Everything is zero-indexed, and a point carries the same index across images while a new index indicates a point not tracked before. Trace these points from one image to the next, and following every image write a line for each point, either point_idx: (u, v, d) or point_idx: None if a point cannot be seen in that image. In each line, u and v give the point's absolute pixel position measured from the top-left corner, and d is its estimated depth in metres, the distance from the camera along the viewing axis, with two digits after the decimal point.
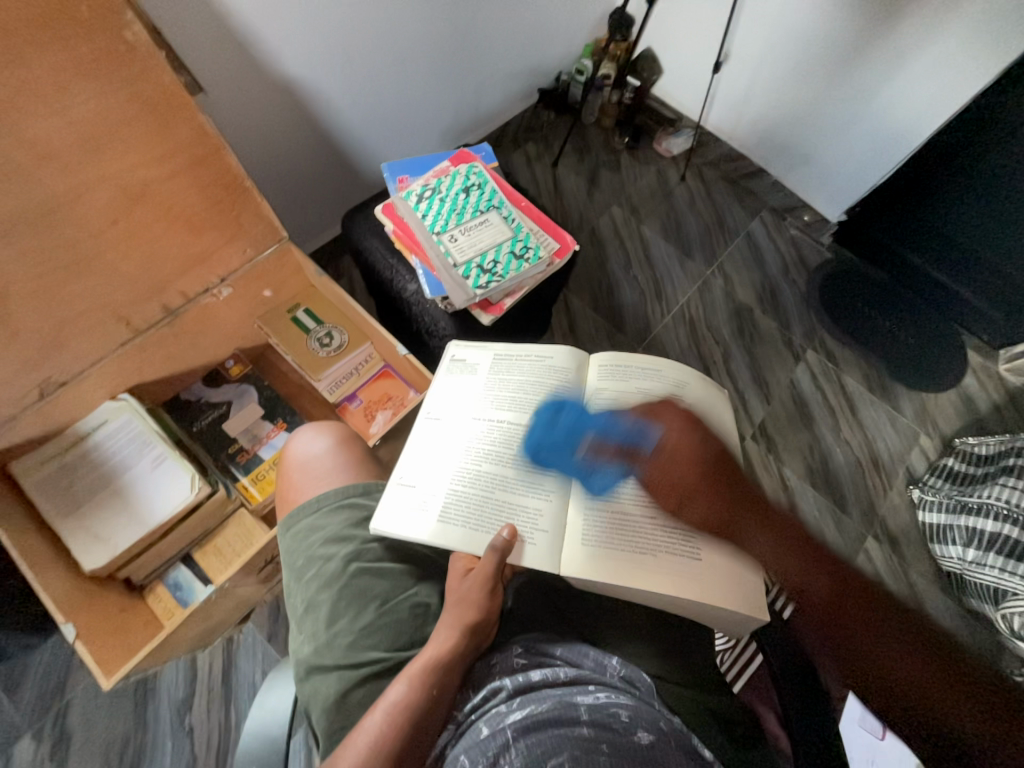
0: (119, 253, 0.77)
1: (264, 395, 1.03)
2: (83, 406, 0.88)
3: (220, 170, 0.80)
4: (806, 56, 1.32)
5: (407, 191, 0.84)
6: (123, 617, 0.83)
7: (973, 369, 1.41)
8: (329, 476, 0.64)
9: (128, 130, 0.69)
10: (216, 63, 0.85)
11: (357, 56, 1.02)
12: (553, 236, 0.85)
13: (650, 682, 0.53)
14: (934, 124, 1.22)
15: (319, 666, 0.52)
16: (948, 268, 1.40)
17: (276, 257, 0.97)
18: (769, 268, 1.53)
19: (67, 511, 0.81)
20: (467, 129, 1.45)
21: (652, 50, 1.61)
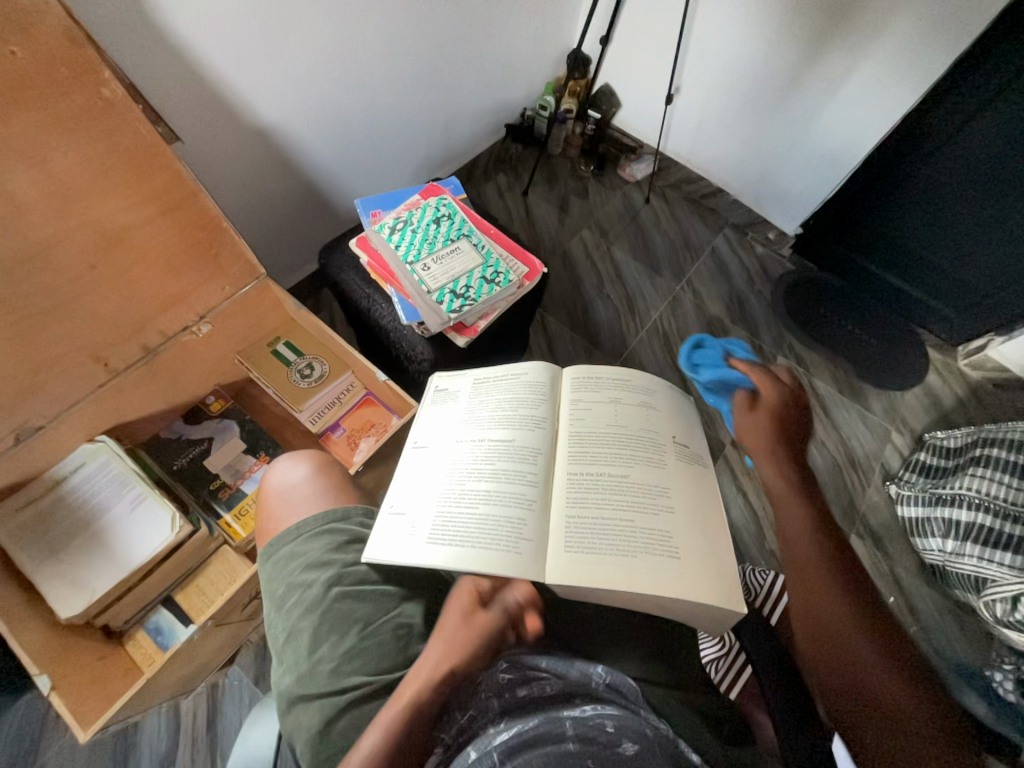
0: (97, 297, 0.79)
1: (245, 430, 1.04)
2: (59, 450, 0.87)
3: (198, 213, 0.83)
4: (749, 87, 1.43)
5: (380, 224, 0.87)
6: (101, 666, 0.80)
7: (934, 366, 1.48)
8: (308, 502, 0.64)
9: (106, 180, 0.72)
10: (191, 114, 0.89)
11: (328, 101, 1.07)
12: (522, 260, 0.89)
13: (636, 687, 0.54)
14: (869, 143, 1.32)
15: (302, 696, 0.51)
16: (900, 272, 1.48)
17: (256, 293, 1.00)
18: (735, 281, 1.60)
19: (43, 559, 0.80)
20: (439, 164, 1.51)
21: (609, 86, 1.72)
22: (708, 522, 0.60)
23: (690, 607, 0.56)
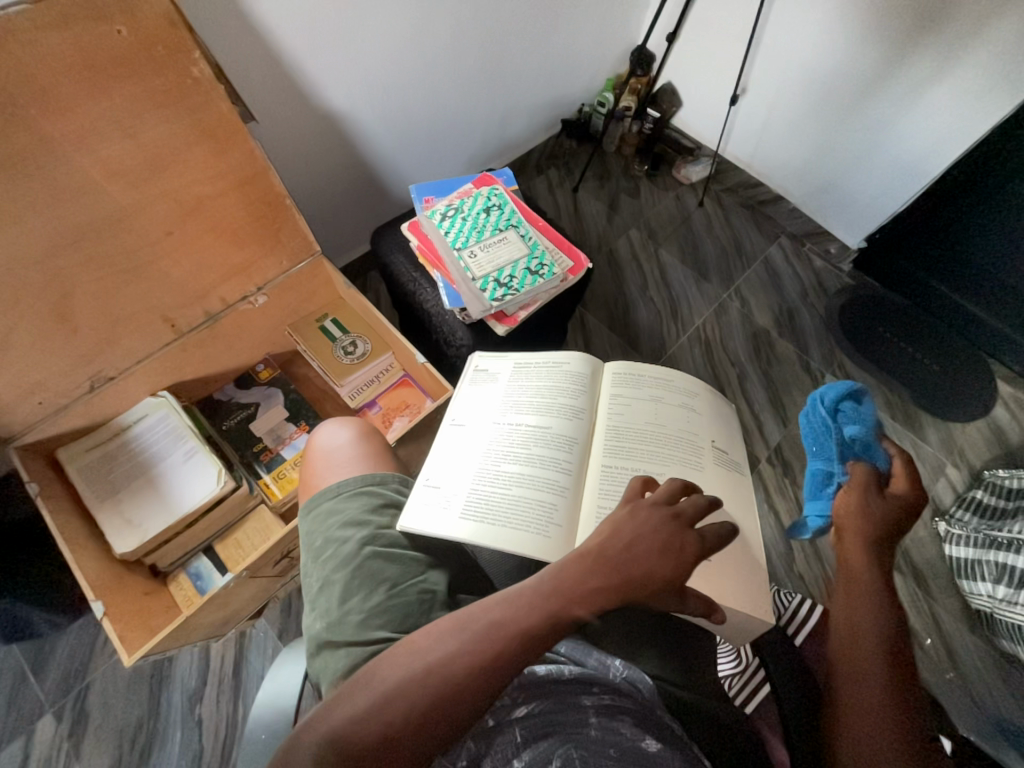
0: (170, 261, 0.85)
1: (289, 398, 1.10)
2: (126, 400, 0.95)
3: (265, 190, 0.88)
4: (823, 90, 1.36)
5: (432, 210, 0.90)
6: (147, 601, 0.87)
7: (1003, 400, 1.37)
8: (346, 467, 0.67)
9: (187, 153, 0.77)
10: (267, 96, 0.94)
11: (393, 90, 1.11)
12: (568, 254, 0.89)
13: (652, 685, 0.50)
14: (951, 155, 1.23)
15: (330, 642, 0.54)
16: (974, 296, 1.38)
17: (310, 270, 1.04)
18: (787, 292, 1.54)
19: (105, 498, 0.87)
20: (492, 155, 1.53)
21: (672, 85, 1.68)
22: (738, 531, 0.60)
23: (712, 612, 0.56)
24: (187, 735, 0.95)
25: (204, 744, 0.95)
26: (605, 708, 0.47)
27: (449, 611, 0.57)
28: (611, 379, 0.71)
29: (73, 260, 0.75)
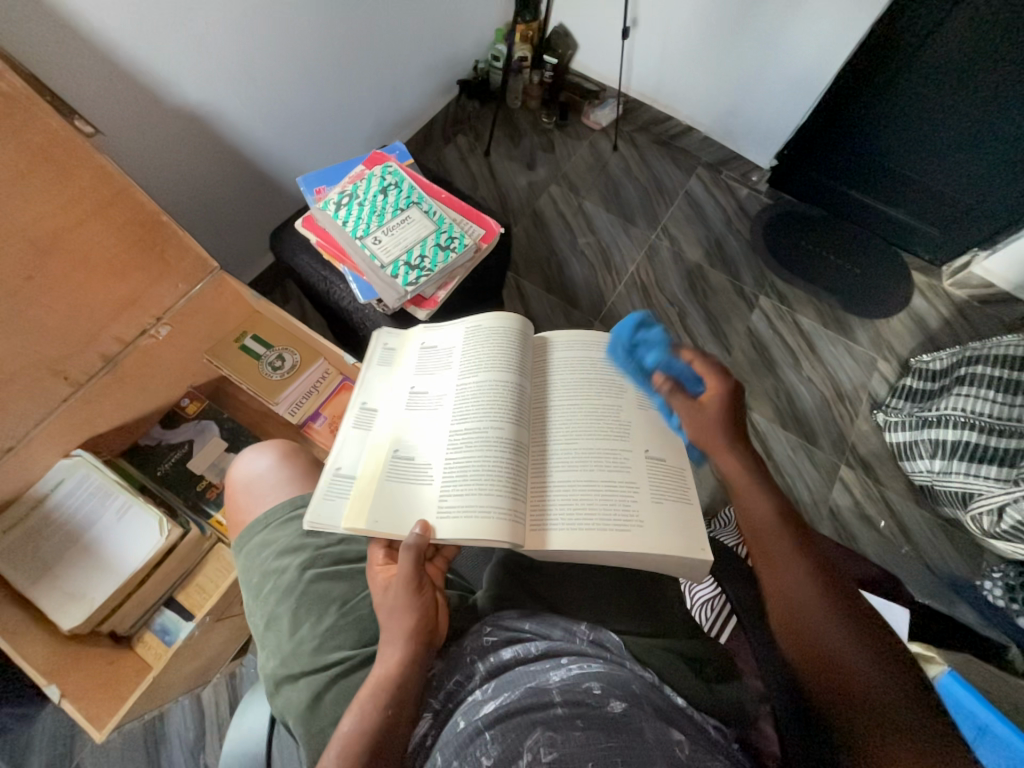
0: (41, 308, 0.76)
1: (225, 428, 1.03)
2: (36, 468, 0.86)
3: (134, 209, 0.79)
4: (710, 10, 1.34)
5: (325, 200, 0.83)
6: (113, 669, 0.82)
7: (919, 289, 1.46)
8: (276, 492, 0.64)
9: (24, 182, 0.68)
10: (110, 103, 0.83)
11: (258, 72, 1.00)
12: (477, 223, 0.85)
13: (618, 641, 0.55)
14: (841, 57, 1.24)
15: (287, 676, 0.52)
16: (881, 194, 1.43)
17: (212, 289, 0.96)
18: (711, 222, 1.55)
19: (37, 575, 0.80)
20: (391, 131, 1.44)
21: (564, 26, 1.62)
22: (674, 478, 0.61)
23: (659, 558, 0.57)
24: None
25: None
26: (572, 679, 0.48)
27: None
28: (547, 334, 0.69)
29: None
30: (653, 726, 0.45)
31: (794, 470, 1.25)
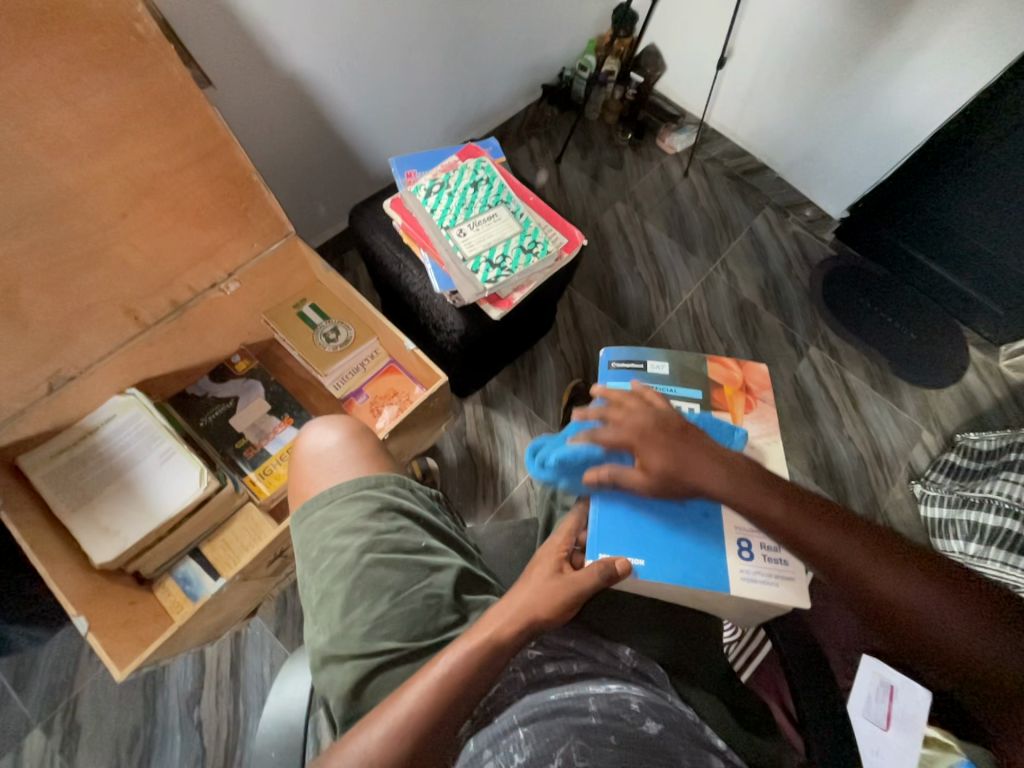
0: (126, 247, 0.77)
1: (270, 391, 1.04)
2: (90, 401, 0.88)
3: (229, 165, 0.80)
4: (807, 54, 1.33)
5: (416, 185, 0.84)
6: (132, 610, 0.83)
7: (974, 366, 1.42)
8: (341, 472, 0.66)
9: (137, 122, 0.69)
10: (224, 57, 0.85)
11: (363, 49, 1.01)
12: (561, 231, 0.85)
13: (663, 674, 0.55)
14: (936, 120, 1.22)
15: (335, 656, 0.54)
16: (951, 263, 1.40)
17: (284, 252, 0.97)
18: (771, 264, 1.53)
19: (76, 506, 0.82)
20: (470, 125, 1.45)
21: (655, 47, 1.61)
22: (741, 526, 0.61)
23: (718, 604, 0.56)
24: (188, 738, 0.93)
25: (206, 746, 0.93)
26: (610, 694, 0.48)
27: (455, 614, 0.57)
28: (684, 358, 0.68)
29: (14, 250, 0.67)
30: (687, 752, 0.44)
31: None
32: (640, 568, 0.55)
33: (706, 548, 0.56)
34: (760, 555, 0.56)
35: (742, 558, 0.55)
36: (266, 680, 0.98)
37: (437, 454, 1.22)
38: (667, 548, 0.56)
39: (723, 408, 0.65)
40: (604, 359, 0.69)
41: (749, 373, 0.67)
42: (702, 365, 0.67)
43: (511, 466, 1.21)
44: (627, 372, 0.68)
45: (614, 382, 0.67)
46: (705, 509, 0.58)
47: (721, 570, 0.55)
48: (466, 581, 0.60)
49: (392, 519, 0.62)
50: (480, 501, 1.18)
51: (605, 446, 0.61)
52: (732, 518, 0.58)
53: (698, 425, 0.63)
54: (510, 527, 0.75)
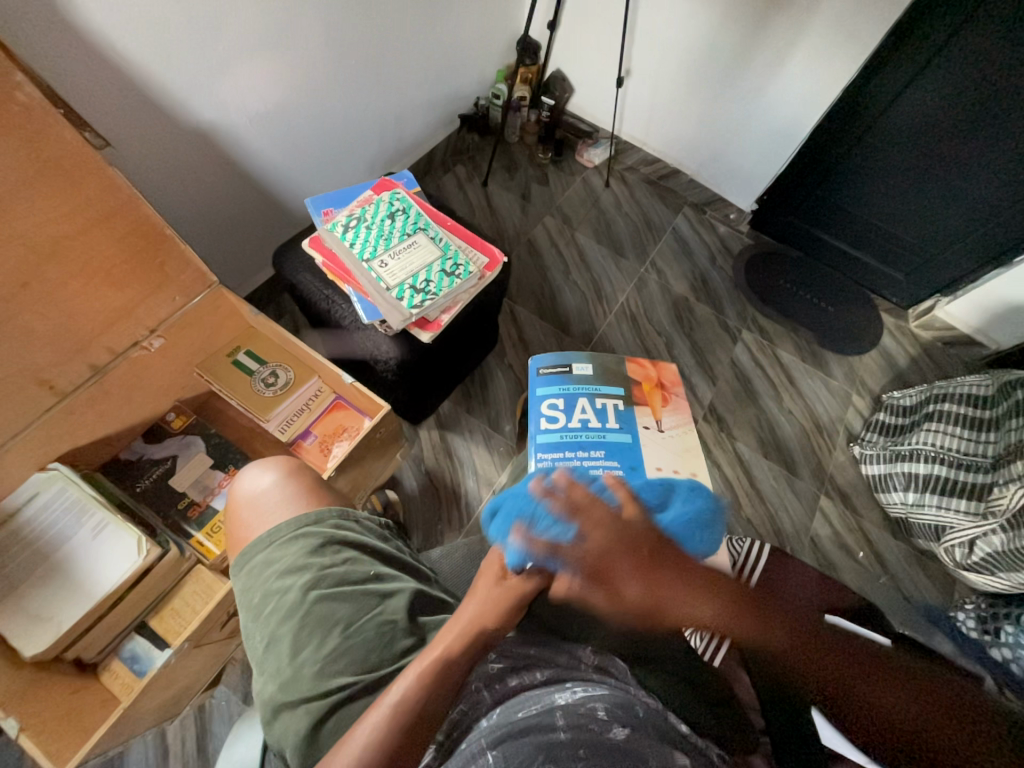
0: (33, 316, 0.74)
1: (212, 443, 1.01)
2: (8, 482, 0.82)
3: (137, 222, 0.79)
4: (696, 67, 1.45)
5: (333, 222, 0.85)
6: (76, 700, 0.77)
7: (889, 329, 1.55)
8: (275, 514, 0.66)
9: (30, 190, 0.67)
10: (121, 117, 0.84)
11: (270, 97, 1.03)
12: (481, 251, 0.88)
13: (624, 667, 0.56)
14: (815, 114, 1.35)
15: (288, 702, 0.53)
16: (851, 239, 1.53)
17: (209, 302, 0.96)
18: (697, 259, 1.63)
19: (3, 596, 0.76)
20: (392, 158, 1.48)
21: (561, 71, 1.71)
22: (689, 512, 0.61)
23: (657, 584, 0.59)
24: None
25: None
26: (575, 701, 0.48)
27: (411, 638, 0.57)
28: (605, 361, 0.74)
29: None
30: (655, 750, 0.43)
31: (776, 498, 1.29)
32: None
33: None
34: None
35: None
36: None
37: (397, 484, 1.21)
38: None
39: (644, 405, 0.70)
40: (535, 368, 0.75)
41: (663, 374, 0.74)
42: (622, 366, 0.74)
43: (473, 485, 1.21)
44: (555, 377, 0.73)
45: (544, 388, 0.72)
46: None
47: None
48: (418, 603, 0.60)
49: (336, 552, 0.62)
50: (446, 525, 1.17)
51: (540, 446, 0.67)
52: None
53: (621, 420, 0.69)
54: (464, 544, 0.77)
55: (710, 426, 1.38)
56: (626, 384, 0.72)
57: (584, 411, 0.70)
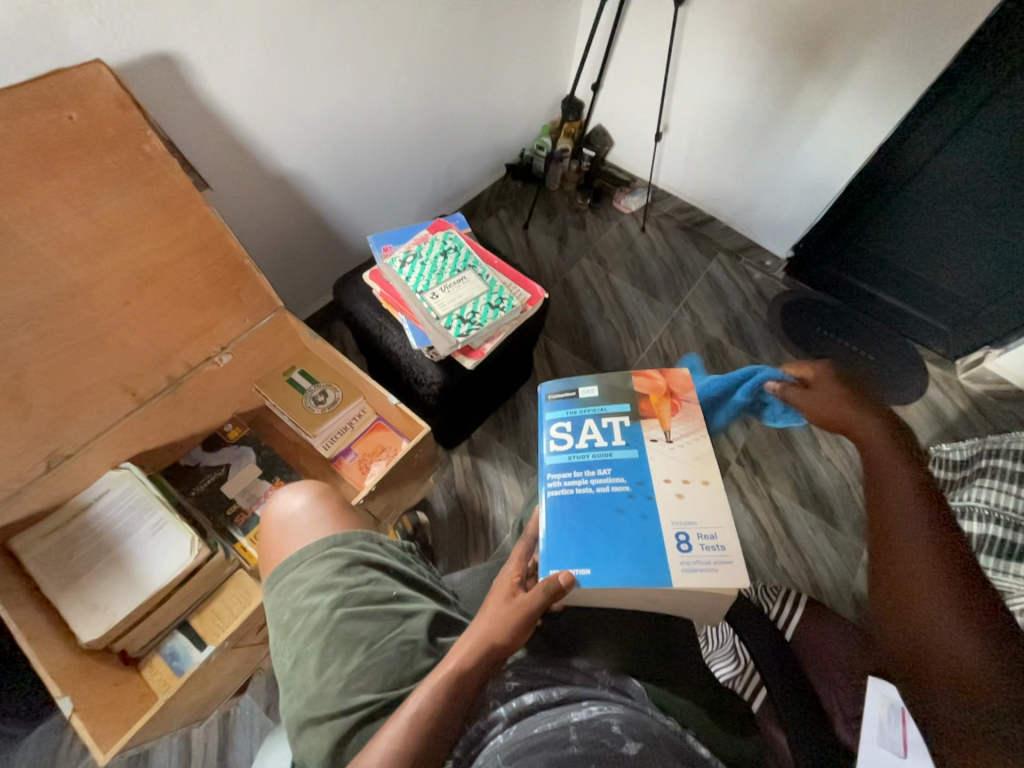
0: (128, 330, 0.84)
1: (261, 455, 1.08)
2: (85, 478, 0.91)
3: (223, 252, 0.90)
4: (732, 125, 1.53)
5: (392, 258, 0.94)
6: (119, 692, 0.81)
7: (934, 381, 1.50)
8: (310, 531, 0.71)
9: (143, 223, 0.79)
10: (221, 165, 0.97)
11: (344, 150, 1.16)
12: (524, 288, 0.95)
13: (640, 688, 0.55)
14: (850, 169, 1.39)
15: (312, 720, 0.55)
16: (891, 289, 1.53)
17: (274, 325, 1.05)
18: (731, 303, 1.65)
19: (67, 584, 0.82)
20: (443, 201, 1.61)
21: (602, 127, 1.84)
22: (710, 532, 0.58)
23: (667, 597, 0.58)
24: None
25: None
26: (590, 717, 0.47)
27: (430, 658, 0.59)
28: (611, 376, 0.68)
29: (24, 341, 0.74)
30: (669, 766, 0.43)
31: (813, 549, 1.24)
32: (585, 578, 0.56)
33: (646, 549, 0.57)
34: (698, 544, 0.57)
35: (681, 551, 0.57)
36: None
37: (426, 506, 1.24)
38: (610, 554, 0.57)
39: (650, 416, 0.65)
40: (541, 392, 0.70)
41: (674, 377, 0.68)
42: (627, 380, 0.68)
43: (501, 512, 1.23)
44: (562, 401, 0.68)
45: (551, 411, 0.67)
46: (642, 513, 0.59)
47: (662, 567, 0.56)
48: (438, 624, 0.62)
49: (361, 573, 0.65)
50: (472, 550, 1.18)
51: (547, 471, 0.63)
52: (668, 516, 0.59)
53: (629, 435, 0.64)
54: (486, 567, 0.80)
55: (743, 469, 1.35)
56: (632, 396, 0.67)
57: (591, 432, 0.65)
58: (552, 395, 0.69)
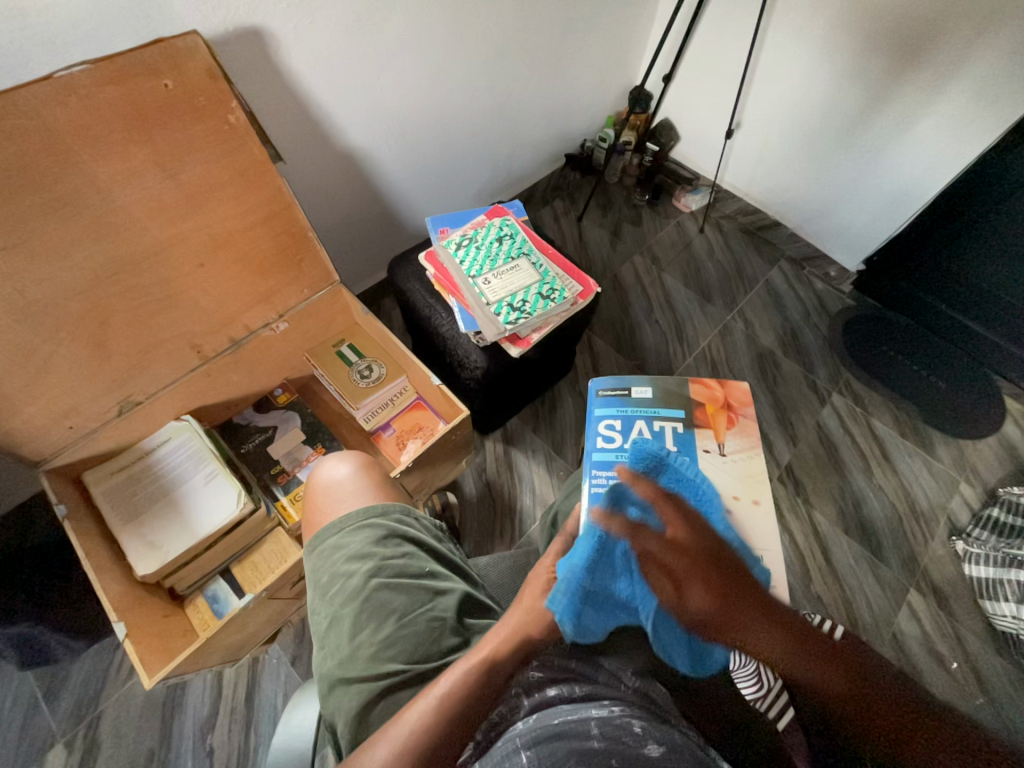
0: (200, 291, 0.90)
1: (306, 421, 1.13)
2: (150, 425, 0.98)
3: (291, 224, 0.94)
4: (811, 125, 1.44)
5: (448, 240, 0.95)
6: (165, 624, 0.88)
7: (1012, 416, 1.38)
8: (351, 498, 0.74)
9: (222, 190, 0.83)
10: (295, 140, 1.01)
11: (410, 131, 1.18)
12: (577, 281, 0.93)
13: (665, 692, 0.55)
14: (942, 181, 1.27)
15: (343, 680, 0.58)
16: (978, 314, 1.41)
17: (329, 297, 1.09)
18: (790, 313, 1.57)
19: (128, 520, 0.89)
20: (500, 188, 1.61)
21: (669, 119, 1.77)
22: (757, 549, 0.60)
23: None
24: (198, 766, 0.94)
25: None
26: (612, 717, 0.46)
27: (457, 637, 0.60)
28: (667, 382, 0.71)
29: (110, 293, 0.80)
30: None
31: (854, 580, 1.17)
32: None
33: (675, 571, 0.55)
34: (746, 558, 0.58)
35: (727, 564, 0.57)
36: (280, 710, 0.99)
37: (456, 488, 1.26)
38: None
39: (706, 427, 0.68)
40: (593, 388, 0.72)
41: (730, 393, 0.71)
42: (684, 387, 0.71)
43: (529, 503, 1.23)
44: (614, 399, 0.71)
45: (601, 408, 0.70)
46: None
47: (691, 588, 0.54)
48: (467, 604, 0.64)
49: (397, 546, 0.67)
50: (498, 536, 1.20)
51: (596, 465, 0.65)
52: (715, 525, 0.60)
53: (680, 442, 0.67)
54: (510, 555, 0.80)
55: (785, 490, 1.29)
56: (687, 405, 0.70)
57: (641, 432, 0.68)
58: (609, 393, 0.71)
